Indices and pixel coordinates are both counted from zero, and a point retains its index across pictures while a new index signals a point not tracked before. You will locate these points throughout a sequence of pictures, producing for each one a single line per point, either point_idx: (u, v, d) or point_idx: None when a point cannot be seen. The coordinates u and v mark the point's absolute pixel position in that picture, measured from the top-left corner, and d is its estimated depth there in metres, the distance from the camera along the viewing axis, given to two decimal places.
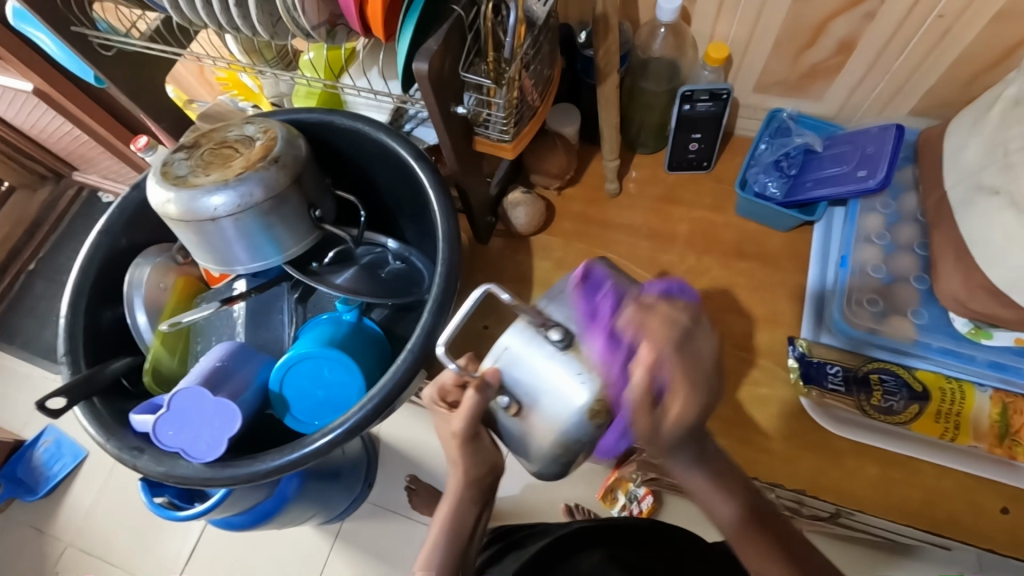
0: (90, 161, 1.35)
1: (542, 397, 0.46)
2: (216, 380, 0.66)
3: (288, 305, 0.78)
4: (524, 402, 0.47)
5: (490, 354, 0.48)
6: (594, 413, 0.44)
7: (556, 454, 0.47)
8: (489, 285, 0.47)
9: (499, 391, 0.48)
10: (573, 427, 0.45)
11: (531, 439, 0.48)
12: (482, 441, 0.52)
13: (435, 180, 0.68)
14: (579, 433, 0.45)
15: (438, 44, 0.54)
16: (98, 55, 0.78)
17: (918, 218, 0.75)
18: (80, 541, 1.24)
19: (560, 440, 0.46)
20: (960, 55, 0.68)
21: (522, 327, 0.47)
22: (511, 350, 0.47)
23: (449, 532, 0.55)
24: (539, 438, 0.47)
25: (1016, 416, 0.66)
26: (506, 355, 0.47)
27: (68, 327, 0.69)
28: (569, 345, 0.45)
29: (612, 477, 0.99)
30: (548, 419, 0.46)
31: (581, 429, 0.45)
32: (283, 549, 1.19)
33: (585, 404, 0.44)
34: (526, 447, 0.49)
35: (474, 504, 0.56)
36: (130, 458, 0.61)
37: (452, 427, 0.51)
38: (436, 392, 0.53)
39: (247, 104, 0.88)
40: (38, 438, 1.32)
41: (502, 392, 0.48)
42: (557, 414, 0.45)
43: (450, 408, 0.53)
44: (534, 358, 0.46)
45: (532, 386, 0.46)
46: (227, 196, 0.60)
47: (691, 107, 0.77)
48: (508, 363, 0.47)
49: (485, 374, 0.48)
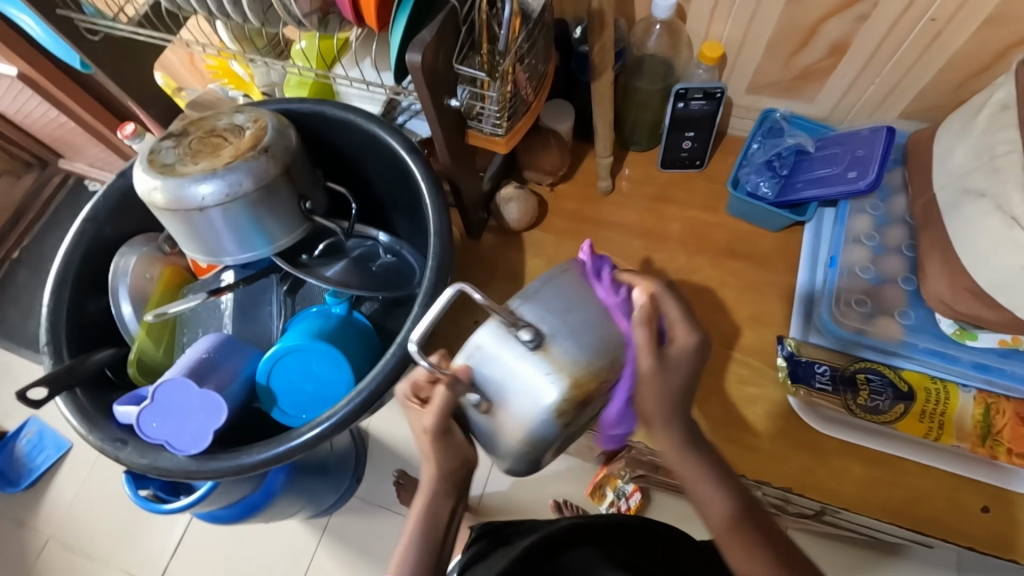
0: (76, 149, 1.32)
1: (512, 396, 0.45)
2: (202, 372, 0.65)
3: (277, 297, 0.78)
4: (496, 401, 0.46)
5: (460, 350, 0.46)
6: (561, 413, 0.45)
7: (522, 452, 0.47)
8: (462, 283, 0.44)
9: (469, 388, 0.46)
10: (540, 425, 0.45)
11: (499, 436, 0.48)
12: (454, 437, 0.51)
13: (427, 174, 0.68)
14: (546, 432, 0.45)
15: (432, 35, 0.53)
16: (85, 40, 0.76)
17: (907, 220, 0.75)
18: (63, 534, 1.23)
19: (528, 440, 0.46)
20: (950, 59, 0.68)
21: (494, 327, 0.44)
22: (483, 347, 0.45)
23: (423, 529, 0.53)
24: (507, 435, 0.47)
25: (998, 417, 0.67)
26: (478, 352, 0.45)
27: (51, 317, 0.67)
28: (539, 345, 0.44)
29: (600, 473, 0.98)
30: (518, 418, 0.46)
31: (549, 429, 0.45)
32: (270, 543, 1.18)
33: (553, 403, 0.44)
34: (494, 444, 0.49)
35: (449, 499, 0.54)
36: (113, 450, 0.60)
37: (423, 423, 0.50)
38: (409, 388, 0.53)
39: (237, 93, 0.87)
40: (21, 429, 1.30)
41: (472, 389, 0.46)
42: (526, 412, 0.45)
43: (423, 404, 0.52)
44: (507, 357, 0.44)
45: (504, 385, 0.45)
46: (216, 185, 0.59)
47: (685, 106, 0.77)
48: (479, 362, 0.45)
49: (455, 370, 0.46)
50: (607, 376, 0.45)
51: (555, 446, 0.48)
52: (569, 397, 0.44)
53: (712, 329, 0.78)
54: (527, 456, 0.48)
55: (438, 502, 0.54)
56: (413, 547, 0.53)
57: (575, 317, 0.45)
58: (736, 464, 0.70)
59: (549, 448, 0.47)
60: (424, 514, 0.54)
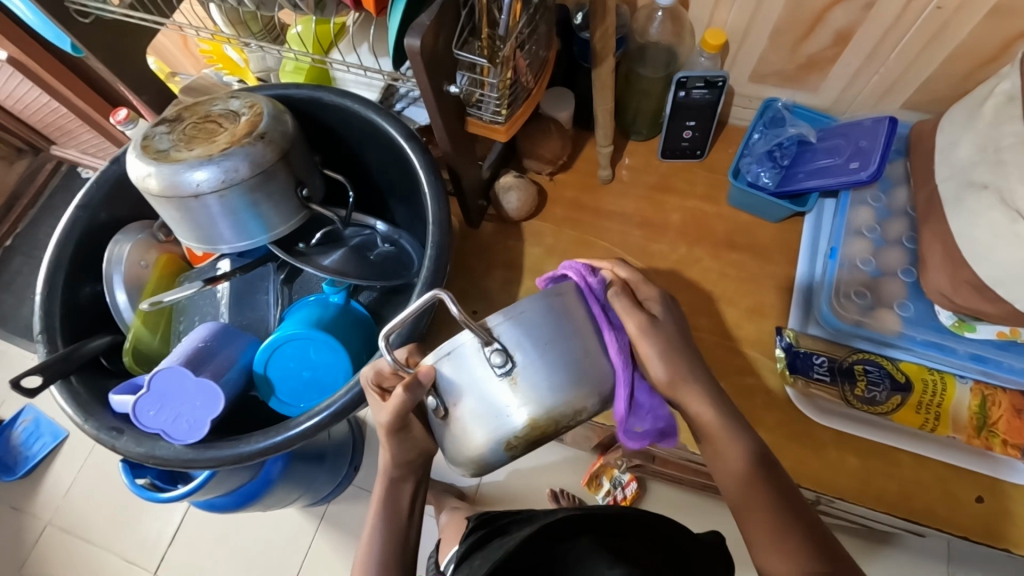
0: (69, 135, 1.31)
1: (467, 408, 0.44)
2: (198, 361, 0.65)
3: (274, 285, 0.77)
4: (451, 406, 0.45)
5: (430, 351, 0.44)
6: (510, 445, 0.45)
7: (467, 466, 0.47)
8: (439, 291, 0.40)
9: (430, 391, 0.45)
10: (490, 450, 0.45)
11: (448, 444, 0.47)
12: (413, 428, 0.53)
13: (426, 161, 0.67)
14: (494, 457, 0.45)
15: (431, 18, 0.52)
16: (76, 22, 0.74)
17: (909, 212, 0.75)
18: (59, 521, 1.23)
19: (475, 456, 0.46)
20: (956, 49, 0.68)
21: (471, 340, 0.42)
22: (450, 352, 0.43)
23: (384, 512, 0.56)
24: (456, 447, 0.46)
25: (994, 408, 0.67)
26: (444, 356, 0.43)
27: (45, 304, 0.66)
28: (509, 372, 0.42)
29: (597, 464, 1.01)
30: (470, 431, 0.45)
31: (497, 455, 0.45)
32: (269, 530, 1.19)
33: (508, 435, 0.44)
34: (443, 448, 0.48)
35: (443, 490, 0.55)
36: (108, 439, 0.60)
37: (381, 418, 0.50)
38: (373, 376, 0.52)
39: (232, 79, 0.86)
40: (16, 417, 1.29)
41: (432, 393, 0.45)
42: (481, 435, 0.44)
43: (383, 397, 0.51)
44: (478, 376, 0.43)
45: (464, 393, 0.44)
46: (211, 171, 0.58)
47: (687, 94, 0.76)
48: (446, 367, 0.43)
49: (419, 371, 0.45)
50: (567, 417, 0.44)
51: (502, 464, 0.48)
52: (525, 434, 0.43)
53: (711, 320, 0.78)
54: (471, 470, 0.47)
55: (405, 484, 0.56)
56: (378, 526, 0.55)
57: (555, 350, 0.42)
58: None
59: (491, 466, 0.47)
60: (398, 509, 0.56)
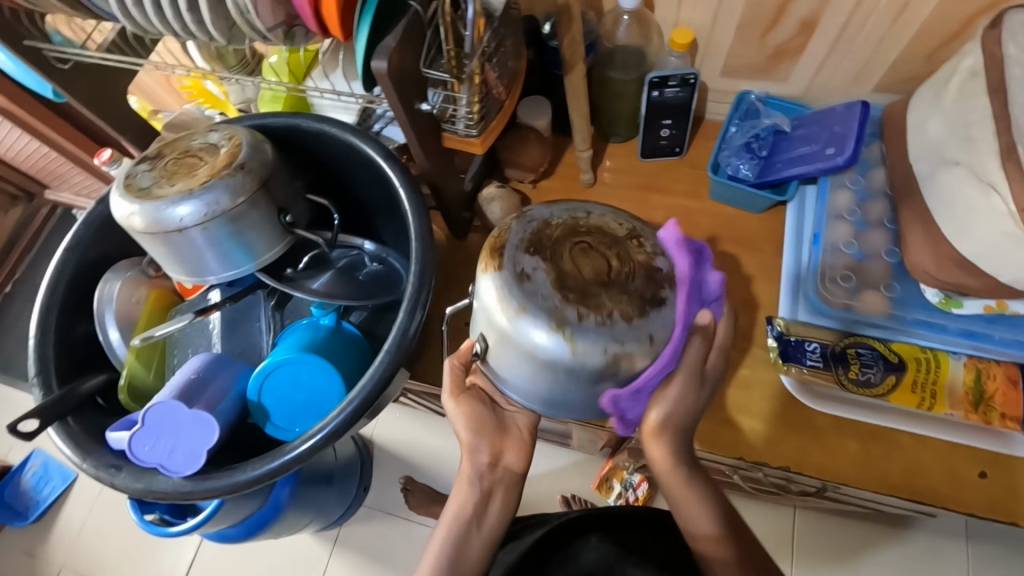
0: (61, 178, 1.32)
1: (501, 382, 0.54)
2: (192, 393, 0.65)
3: (265, 312, 0.77)
4: (485, 363, 0.55)
5: (481, 365, 0.56)
6: (555, 330, 0.46)
7: (581, 388, 0.49)
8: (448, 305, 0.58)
9: (485, 367, 0.55)
10: (548, 357, 0.47)
11: (546, 386, 0.50)
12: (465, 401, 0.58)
13: (405, 179, 0.68)
14: (557, 355, 0.47)
15: (396, 41, 0.53)
16: (54, 68, 0.75)
17: (888, 193, 0.75)
18: (72, 563, 1.23)
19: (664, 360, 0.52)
20: (919, 30, 0.69)
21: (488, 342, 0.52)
22: (479, 319, 0.52)
23: (450, 533, 0.58)
24: (546, 381, 0.50)
25: (989, 382, 0.67)
26: (484, 341, 0.52)
27: (38, 347, 0.67)
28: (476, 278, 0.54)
29: (607, 466, 1.11)
30: (514, 359, 0.50)
31: (557, 346, 0.46)
32: (279, 558, 1.19)
33: (543, 339, 0.47)
34: (556, 396, 0.51)
35: (468, 498, 0.59)
36: (107, 476, 0.60)
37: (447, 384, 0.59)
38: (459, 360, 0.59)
39: (213, 112, 0.87)
40: (25, 462, 1.30)
41: (485, 364, 0.55)
42: (523, 358, 0.49)
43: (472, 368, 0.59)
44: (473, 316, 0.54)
45: (507, 372, 0.52)
46: (194, 205, 0.59)
47: (660, 94, 0.77)
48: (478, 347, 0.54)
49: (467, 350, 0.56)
50: (535, 294, 0.47)
51: (590, 384, 0.48)
52: (547, 327, 0.46)
53: None
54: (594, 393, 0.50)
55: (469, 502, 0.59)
56: (449, 540, 0.58)
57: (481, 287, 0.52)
58: (734, 447, 0.71)
59: (535, 409, 0.54)
60: (454, 513, 0.58)
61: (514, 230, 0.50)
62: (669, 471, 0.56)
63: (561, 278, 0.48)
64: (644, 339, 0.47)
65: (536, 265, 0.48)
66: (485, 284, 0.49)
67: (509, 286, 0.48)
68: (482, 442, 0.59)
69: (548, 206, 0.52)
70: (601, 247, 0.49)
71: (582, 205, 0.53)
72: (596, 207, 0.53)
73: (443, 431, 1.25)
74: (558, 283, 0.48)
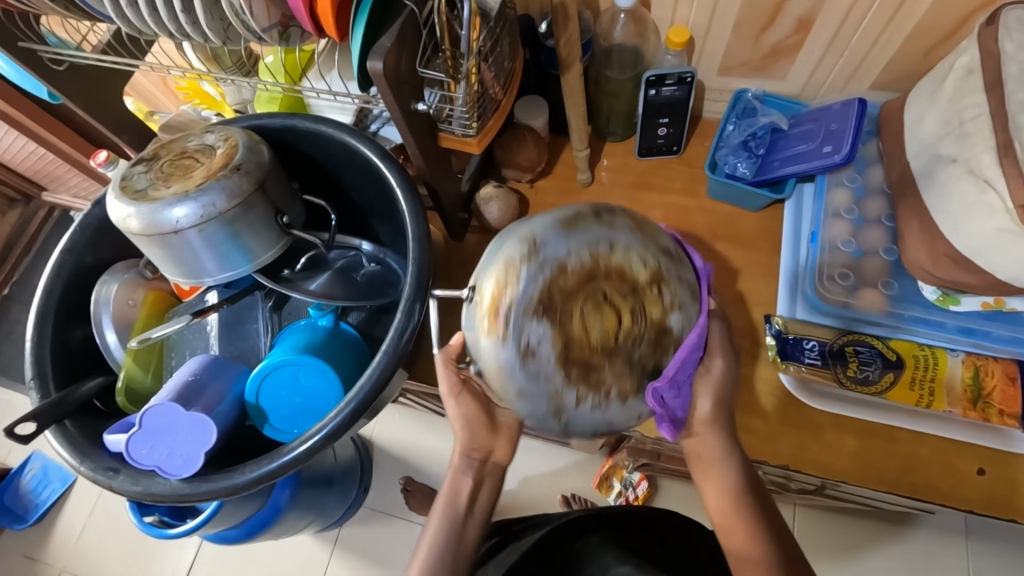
0: (58, 180, 1.32)
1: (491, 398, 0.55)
2: (189, 395, 0.65)
3: (263, 313, 0.78)
4: None
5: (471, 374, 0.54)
6: (554, 412, 0.46)
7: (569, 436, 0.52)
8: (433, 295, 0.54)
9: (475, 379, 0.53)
10: (542, 427, 0.48)
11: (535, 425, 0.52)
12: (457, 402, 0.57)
13: (402, 179, 0.68)
14: (551, 429, 0.48)
15: (392, 40, 0.53)
16: (50, 70, 0.75)
17: (886, 190, 0.75)
18: (73, 566, 1.23)
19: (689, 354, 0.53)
20: (915, 27, 0.69)
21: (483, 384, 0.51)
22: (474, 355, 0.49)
23: (441, 525, 0.58)
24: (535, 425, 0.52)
25: (988, 378, 0.67)
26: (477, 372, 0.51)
27: (35, 350, 0.67)
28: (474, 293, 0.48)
29: (607, 466, 1.12)
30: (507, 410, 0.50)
31: (552, 424, 0.47)
32: (279, 559, 1.19)
33: (539, 416, 0.47)
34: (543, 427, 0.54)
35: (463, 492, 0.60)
36: (105, 479, 0.60)
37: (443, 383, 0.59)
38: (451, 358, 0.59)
39: (209, 112, 0.87)
40: (24, 465, 1.30)
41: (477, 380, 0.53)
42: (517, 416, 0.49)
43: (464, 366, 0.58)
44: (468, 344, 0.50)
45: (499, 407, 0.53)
46: (190, 207, 0.59)
47: (657, 92, 0.77)
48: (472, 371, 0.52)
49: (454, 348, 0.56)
50: (538, 375, 0.45)
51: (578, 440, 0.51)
52: (546, 411, 0.46)
53: None
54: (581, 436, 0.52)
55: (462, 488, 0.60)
56: (440, 533, 0.58)
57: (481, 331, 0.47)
58: None
59: None
60: (445, 509, 0.59)
61: (522, 281, 0.44)
62: (718, 468, 0.56)
63: (566, 350, 0.45)
64: (632, 415, 0.48)
65: (542, 336, 0.44)
66: (486, 352, 0.46)
67: (512, 364, 0.45)
68: (473, 441, 0.60)
69: (567, 245, 0.45)
70: (615, 300, 0.45)
71: (604, 232, 0.45)
72: (621, 235, 0.46)
73: (442, 432, 1.25)
74: (563, 359, 0.45)
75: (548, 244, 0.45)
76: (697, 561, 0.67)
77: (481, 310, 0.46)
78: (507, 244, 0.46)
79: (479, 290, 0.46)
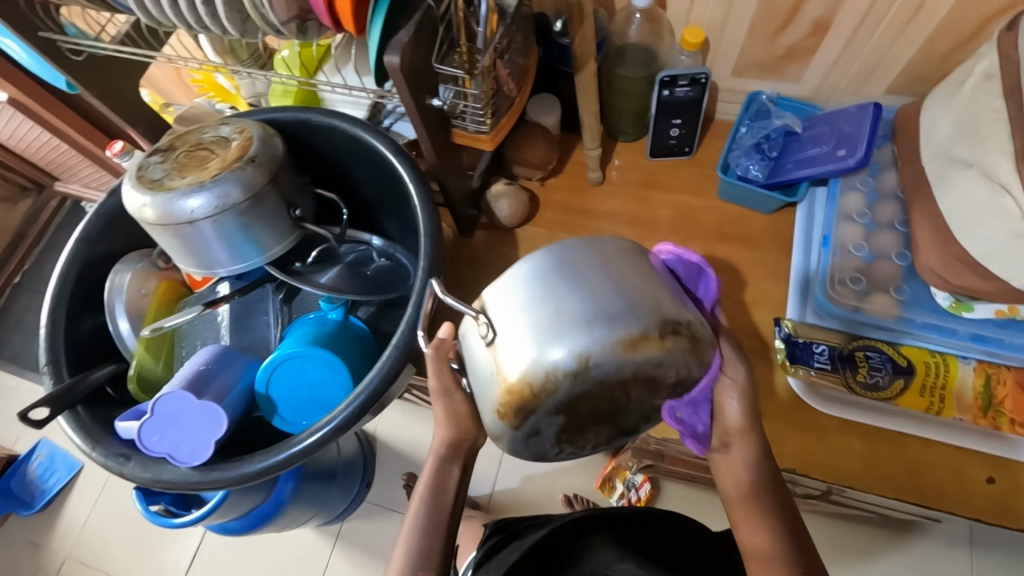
0: (70, 171, 1.33)
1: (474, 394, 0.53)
2: (199, 384, 0.65)
3: (273, 306, 0.78)
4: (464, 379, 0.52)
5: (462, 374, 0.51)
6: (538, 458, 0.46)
7: None
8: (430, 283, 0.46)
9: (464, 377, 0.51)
10: None
11: None
12: (454, 399, 0.56)
13: (415, 174, 0.68)
14: None
15: (409, 35, 0.53)
16: (68, 60, 0.76)
17: (899, 194, 0.75)
18: (78, 554, 1.24)
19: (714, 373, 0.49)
20: (932, 32, 0.68)
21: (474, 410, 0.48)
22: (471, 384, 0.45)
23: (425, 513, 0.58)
24: None
25: (999, 387, 0.67)
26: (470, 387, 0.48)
27: (49, 336, 0.68)
28: (490, 341, 0.40)
29: (609, 466, 1.12)
30: None
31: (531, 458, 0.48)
32: (281, 551, 1.19)
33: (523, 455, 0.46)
34: None
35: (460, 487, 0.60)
36: (116, 465, 0.61)
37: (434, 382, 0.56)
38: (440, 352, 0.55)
39: (224, 105, 0.88)
40: (32, 452, 1.31)
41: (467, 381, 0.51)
42: None
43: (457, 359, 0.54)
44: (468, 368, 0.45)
45: None
46: (205, 198, 0.59)
47: (671, 92, 0.77)
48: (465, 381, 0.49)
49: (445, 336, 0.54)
50: (536, 445, 0.43)
51: None
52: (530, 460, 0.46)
53: None
54: None
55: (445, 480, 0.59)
56: (422, 522, 0.58)
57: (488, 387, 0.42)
58: None
59: None
60: (430, 499, 0.59)
61: (549, 383, 0.38)
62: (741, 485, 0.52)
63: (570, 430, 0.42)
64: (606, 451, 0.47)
65: (550, 423, 0.41)
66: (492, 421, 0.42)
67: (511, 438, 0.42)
68: (462, 434, 0.58)
69: (618, 356, 0.37)
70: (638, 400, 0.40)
71: (659, 355, 0.38)
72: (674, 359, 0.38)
73: None
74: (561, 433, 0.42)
75: (597, 352, 0.37)
76: (699, 562, 0.66)
77: (497, 385, 0.40)
78: (544, 332, 0.38)
79: (496, 358, 0.40)
